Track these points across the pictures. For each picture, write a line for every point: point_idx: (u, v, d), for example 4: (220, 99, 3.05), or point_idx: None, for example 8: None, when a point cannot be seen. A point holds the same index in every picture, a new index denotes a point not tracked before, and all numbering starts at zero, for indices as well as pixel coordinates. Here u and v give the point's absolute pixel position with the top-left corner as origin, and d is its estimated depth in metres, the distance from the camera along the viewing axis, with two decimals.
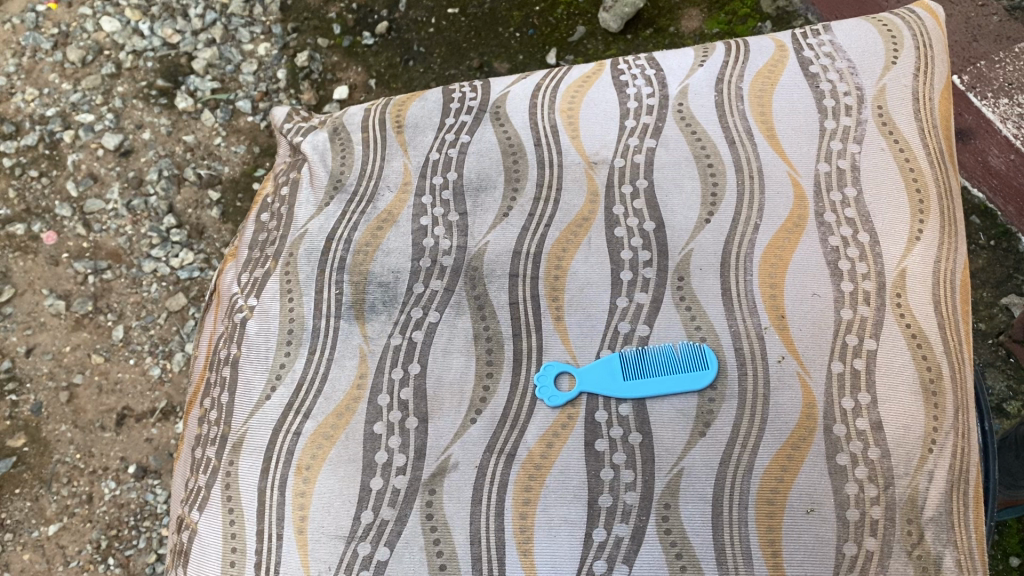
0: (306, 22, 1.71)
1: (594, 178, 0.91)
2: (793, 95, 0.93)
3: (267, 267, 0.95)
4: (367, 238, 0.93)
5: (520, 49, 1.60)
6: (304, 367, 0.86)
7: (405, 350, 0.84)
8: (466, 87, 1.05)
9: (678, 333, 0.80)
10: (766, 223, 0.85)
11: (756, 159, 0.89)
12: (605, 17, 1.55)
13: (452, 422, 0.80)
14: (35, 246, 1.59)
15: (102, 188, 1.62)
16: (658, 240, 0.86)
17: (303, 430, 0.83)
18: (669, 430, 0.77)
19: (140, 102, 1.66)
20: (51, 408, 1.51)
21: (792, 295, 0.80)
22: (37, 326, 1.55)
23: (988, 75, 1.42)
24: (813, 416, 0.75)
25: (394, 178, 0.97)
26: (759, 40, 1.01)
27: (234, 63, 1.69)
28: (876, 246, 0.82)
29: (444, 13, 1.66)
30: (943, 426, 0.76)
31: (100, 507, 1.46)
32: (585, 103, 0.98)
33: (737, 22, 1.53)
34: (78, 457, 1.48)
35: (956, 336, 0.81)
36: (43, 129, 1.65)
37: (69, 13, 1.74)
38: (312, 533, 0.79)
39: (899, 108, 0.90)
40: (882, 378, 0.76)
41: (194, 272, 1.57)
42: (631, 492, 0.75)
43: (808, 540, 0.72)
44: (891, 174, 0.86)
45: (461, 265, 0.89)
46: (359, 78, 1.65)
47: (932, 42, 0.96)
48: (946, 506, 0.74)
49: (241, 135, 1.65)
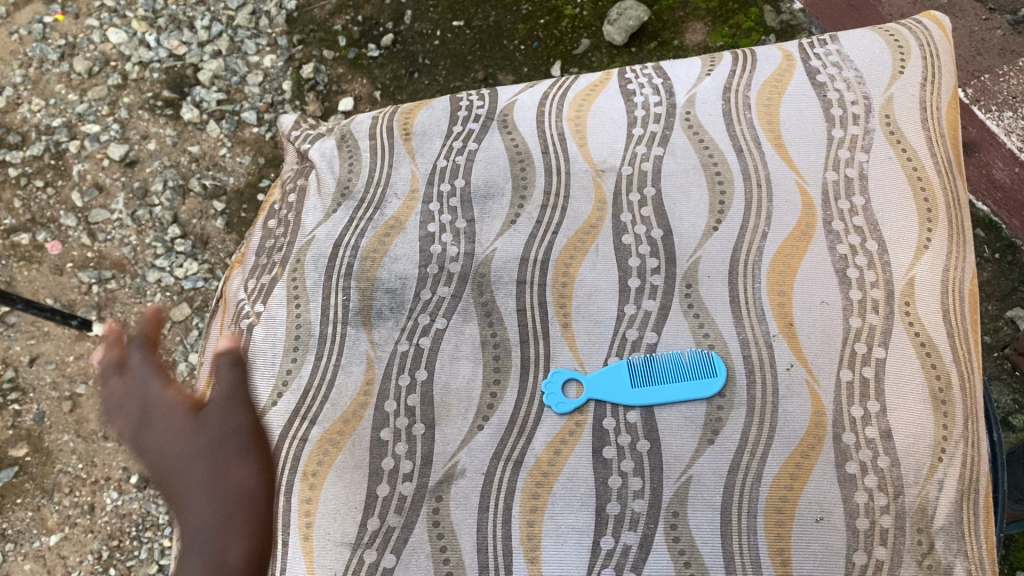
0: (311, 34, 1.72)
1: (601, 186, 0.92)
2: (800, 105, 0.93)
3: (274, 273, 0.95)
4: (375, 244, 0.93)
5: (525, 62, 1.61)
6: (310, 373, 0.86)
7: (412, 356, 0.84)
8: (474, 95, 1.06)
9: (686, 340, 0.80)
10: (774, 231, 0.85)
11: (764, 167, 0.89)
12: (610, 30, 1.56)
13: (459, 429, 0.80)
14: (40, 256, 1.59)
15: (108, 199, 1.62)
16: (666, 247, 0.86)
17: (309, 436, 0.83)
18: (677, 437, 0.76)
19: (146, 113, 1.67)
20: (54, 418, 1.51)
21: (800, 303, 0.80)
22: (41, 335, 1.55)
23: (992, 88, 1.41)
24: (822, 425, 0.75)
25: (401, 186, 0.98)
26: (766, 51, 1.01)
27: (240, 75, 1.70)
28: (884, 254, 0.82)
29: (449, 26, 1.67)
30: (953, 435, 0.75)
31: (102, 517, 1.46)
32: (592, 111, 0.99)
33: (741, 35, 1.54)
34: (81, 467, 1.48)
35: (965, 345, 0.80)
36: (49, 139, 1.66)
37: (75, 24, 1.75)
38: (318, 539, 0.78)
39: (906, 117, 0.90)
40: (891, 387, 0.76)
41: (198, 282, 1.57)
42: (640, 500, 0.75)
43: (817, 549, 0.72)
44: (899, 183, 0.86)
45: (468, 271, 0.89)
46: (364, 90, 1.66)
47: (938, 52, 0.96)
48: (956, 516, 0.73)
49: (246, 146, 1.65)
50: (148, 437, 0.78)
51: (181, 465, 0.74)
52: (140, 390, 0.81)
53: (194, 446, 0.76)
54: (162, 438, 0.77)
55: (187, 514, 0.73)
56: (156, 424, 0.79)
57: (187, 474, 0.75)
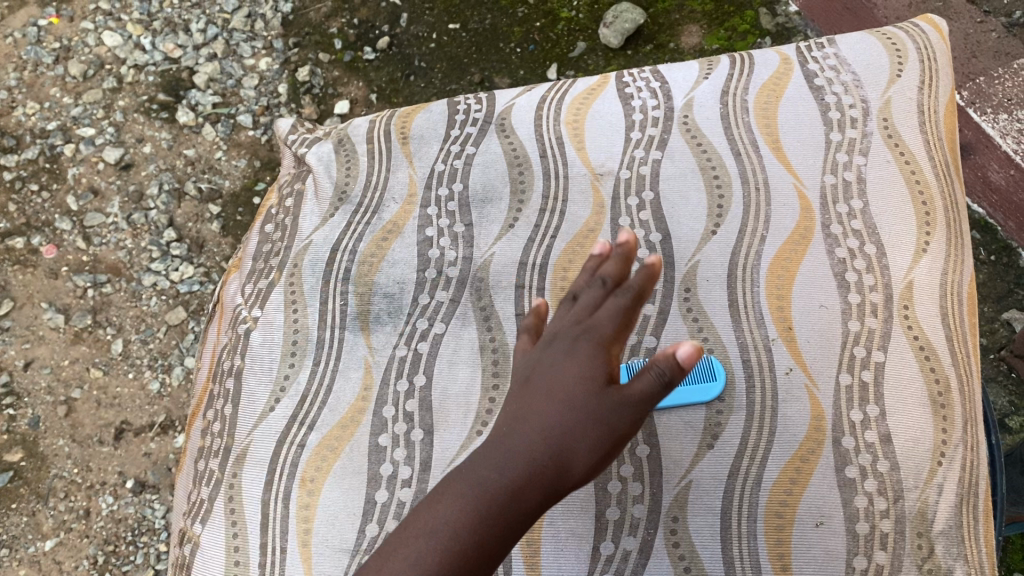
0: (307, 37, 1.72)
1: (600, 190, 0.92)
2: (798, 108, 0.93)
3: (271, 278, 0.95)
4: (372, 249, 0.93)
5: (521, 64, 1.61)
6: (308, 378, 0.86)
7: (411, 361, 0.84)
8: (471, 99, 1.06)
9: (684, 345, 0.80)
10: (773, 235, 0.85)
11: (762, 171, 0.89)
12: (606, 33, 1.56)
13: (458, 434, 0.79)
14: (35, 260, 1.58)
15: (103, 202, 1.61)
16: (665, 251, 0.85)
17: (307, 441, 0.82)
18: (676, 442, 0.76)
19: (142, 116, 1.67)
20: (49, 422, 1.50)
21: (799, 307, 0.80)
22: (36, 339, 1.54)
23: (987, 91, 1.42)
24: (821, 429, 0.75)
25: (399, 190, 0.97)
26: (763, 54, 1.01)
27: (236, 78, 1.69)
28: (883, 258, 0.82)
29: (445, 29, 1.67)
30: (952, 439, 0.75)
31: (97, 522, 1.45)
32: (590, 115, 0.99)
33: (737, 38, 1.54)
34: (76, 472, 1.47)
35: (963, 348, 0.80)
36: (44, 143, 1.65)
37: (70, 27, 1.74)
38: (316, 546, 0.77)
39: (904, 120, 0.90)
40: (891, 390, 0.76)
41: (194, 286, 1.56)
42: (639, 505, 0.75)
43: (817, 553, 0.72)
44: (897, 186, 0.86)
45: (466, 276, 0.88)
46: (360, 93, 1.65)
47: (936, 55, 0.96)
48: (956, 520, 0.73)
49: (242, 149, 1.64)
50: (544, 375, 0.55)
51: (569, 421, 0.53)
52: (586, 314, 0.56)
53: (600, 412, 0.53)
54: (568, 392, 0.54)
55: (488, 458, 0.53)
56: (553, 368, 0.55)
57: (548, 440, 0.53)
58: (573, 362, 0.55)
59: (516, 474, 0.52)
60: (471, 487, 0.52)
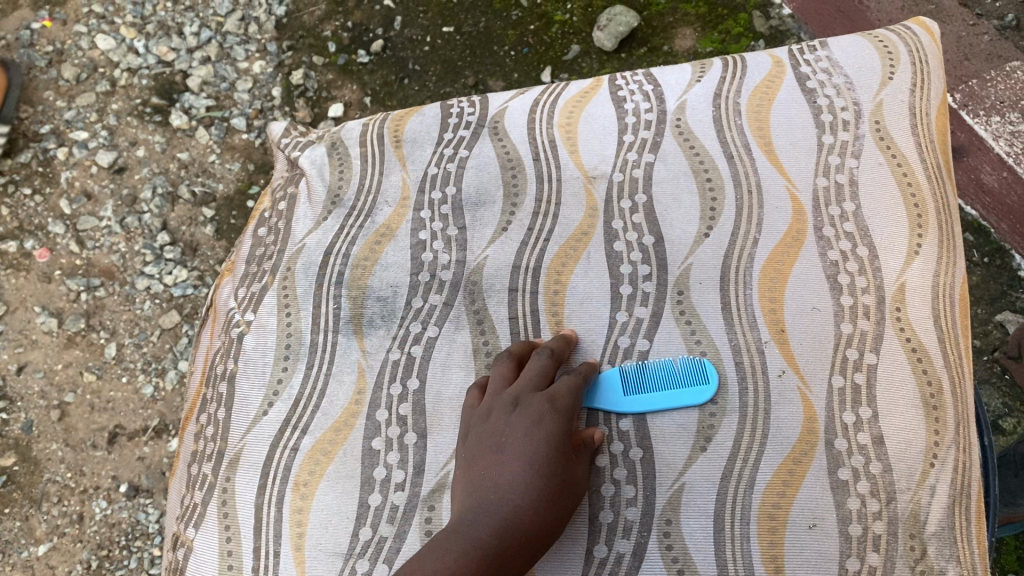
0: (301, 40, 1.71)
1: (593, 193, 0.92)
2: (790, 111, 0.94)
3: (264, 282, 0.94)
4: (366, 252, 0.92)
5: (515, 67, 1.61)
6: (301, 382, 0.86)
7: (404, 364, 0.84)
8: (465, 103, 1.06)
9: (677, 348, 0.80)
10: (765, 237, 0.85)
11: (754, 173, 0.89)
12: (600, 36, 1.57)
13: (451, 437, 0.79)
14: (28, 264, 1.58)
15: (96, 206, 1.61)
16: (658, 254, 0.86)
17: (300, 445, 0.82)
18: (669, 445, 0.76)
19: (135, 119, 1.66)
20: (42, 426, 1.49)
21: (792, 309, 0.80)
22: (29, 344, 1.53)
23: (980, 93, 1.42)
24: (814, 431, 0.75)
25: (392, 193, 0.97)
26: (756, 57, 1.02)
27: (229, 81, 1.69)
28: (875, 260, 0.82)
29: (439, 32, 1.67)
30: (944, 440, 0.76)
31: (91, 527, 1.44)
32: (583, 118, 0.99)
33: (730, 41, 1.55)
34: (69, 476, 1.46)
35: (955, 350, 0.80)
36: (38, 147, 1.65)
37: (63, 31, 1.74)
38: (310, 550, 0.77)
39: (896, 123, 0.91)
40: (883, 392, 0.76)
41: (188, 289, 1.55)
42: (632, 508, 0.75)
43: (810, 555, 0.72)
44: (888, 188, 0.86)
45: (460, 279, 0.88)
46: (354, 96, 1.65)
47: (927, 58, 0.97)
48: (949, 522, 0.73)
49: (235, 152, 1.64)
50: (516, 445, 0.70)
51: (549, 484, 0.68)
52: (548, 393, 0.73)
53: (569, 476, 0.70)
54: (544, 460, 0.69)
55: (481, 517, 0.66)
56: (525, 439, 0.70)
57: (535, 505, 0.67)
58: (543, 436, 0.70)
59: (514, 530, 0.65)
60: (472, 542, 0.64)
